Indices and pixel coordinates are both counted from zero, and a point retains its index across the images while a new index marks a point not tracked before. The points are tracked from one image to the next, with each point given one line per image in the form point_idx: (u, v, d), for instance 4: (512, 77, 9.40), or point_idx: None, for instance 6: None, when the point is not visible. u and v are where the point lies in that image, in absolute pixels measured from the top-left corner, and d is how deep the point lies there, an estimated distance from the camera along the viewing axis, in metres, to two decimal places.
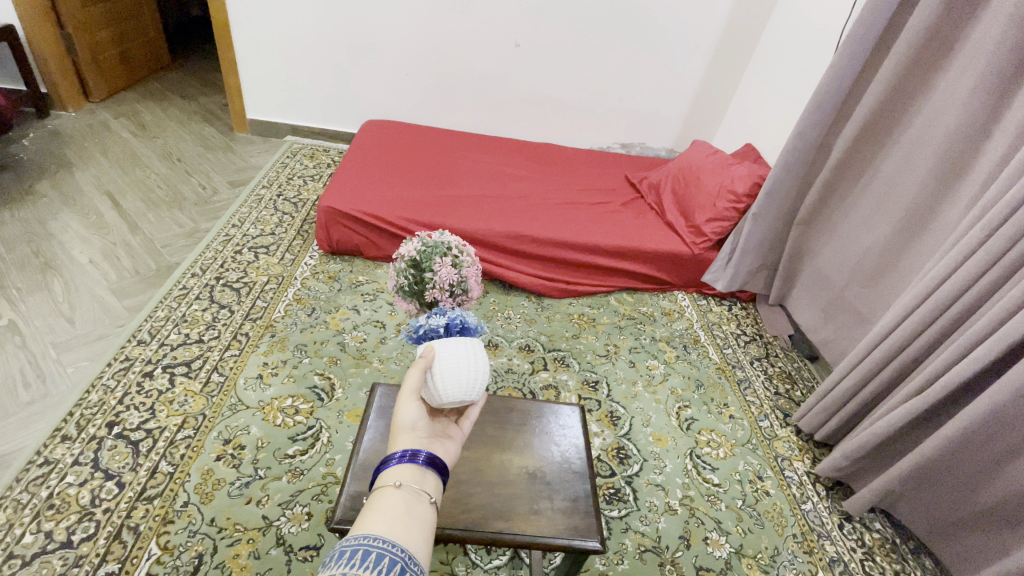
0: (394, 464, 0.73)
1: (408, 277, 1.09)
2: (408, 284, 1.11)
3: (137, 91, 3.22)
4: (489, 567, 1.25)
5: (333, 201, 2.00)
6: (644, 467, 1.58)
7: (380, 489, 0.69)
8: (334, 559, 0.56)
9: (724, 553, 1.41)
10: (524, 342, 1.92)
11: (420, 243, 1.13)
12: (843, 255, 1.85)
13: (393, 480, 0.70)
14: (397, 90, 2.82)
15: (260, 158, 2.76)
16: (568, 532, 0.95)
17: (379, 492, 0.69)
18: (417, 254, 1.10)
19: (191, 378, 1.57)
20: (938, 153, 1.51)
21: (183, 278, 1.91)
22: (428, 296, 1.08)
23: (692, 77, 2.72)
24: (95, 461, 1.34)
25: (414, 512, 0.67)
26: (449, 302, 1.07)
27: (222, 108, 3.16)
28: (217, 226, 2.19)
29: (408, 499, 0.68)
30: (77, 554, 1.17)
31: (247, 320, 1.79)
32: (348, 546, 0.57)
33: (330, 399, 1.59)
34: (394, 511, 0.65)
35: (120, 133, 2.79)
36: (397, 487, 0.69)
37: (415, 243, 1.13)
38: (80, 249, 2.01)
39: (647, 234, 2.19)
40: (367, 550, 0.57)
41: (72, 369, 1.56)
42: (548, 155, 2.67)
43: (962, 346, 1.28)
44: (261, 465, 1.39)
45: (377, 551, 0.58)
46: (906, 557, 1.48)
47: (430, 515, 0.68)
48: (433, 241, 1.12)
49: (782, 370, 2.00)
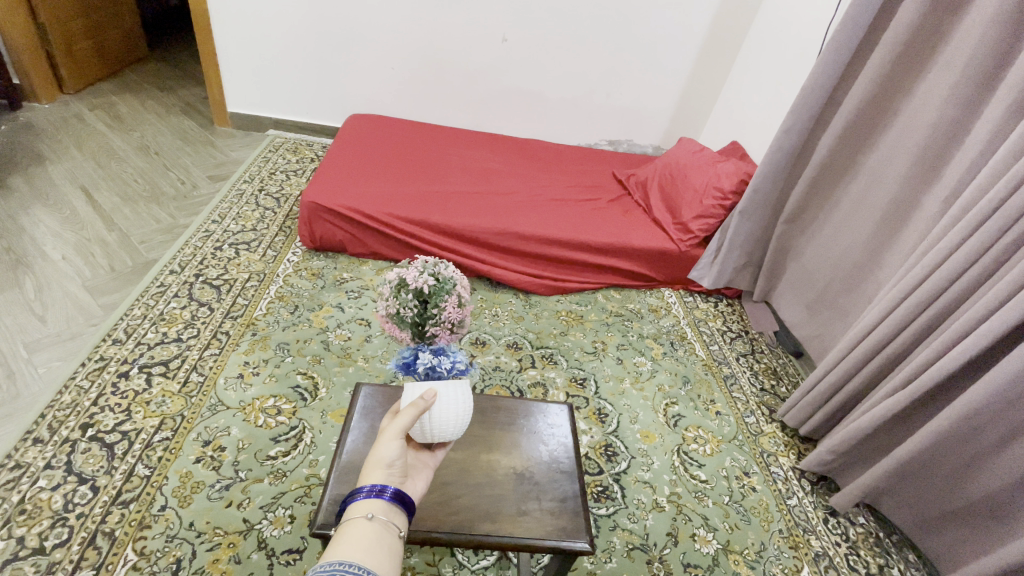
0: (361, 498, 0.70)
1: (415, 311, 1.03)
2: (410, 315, 1.04)
3: (113, 83, 3.12)
4: (476, 568, 1.24)
5: (316, 196, 1.96)
6: (632, 464, 1.58)
7: (350, 519, 0.67)
8: None
9: (711, 549, 1.41)
10: (511, 340, 1.90)
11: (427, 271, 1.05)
12: (827, 252, 1.87)
13: (365, 513, 0.67)
14: (382, 84, 2.78)
15: (241, 152, 2.70)
16: (557, 532, 0.93)
17: (347, 525, 0.66)
18: (426, 286, 1.03)
19: (169, 379, 1.53)
20: (918, 150, 1.53)
21: (161, 275, 1.86)
22: (430, 331, 1.05)
23: (679, 75, 2.73)
24: (68, 464, 1.29)
25: (384, 545, 0.65)
26: (448, 338, 1.07)
27: (201, 101, 3.08)
28: (197, 221, 2.14)
29: (380, 532, 0.66)
30: (50, 561, 1.13)
31: (228, 319, 1.74)
32: None
33: (314, 399, 1.56)
34: (367, 542, 0.64)
35: (94, 125, 2.71)
36: (368, 519, 0.67)
37: (422, 272, 1.04)
38: (53, 245, 1.94)
39: (635, 231, 2.19)
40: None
41: (44, 369, 1.51)
42: (535, 151, 2.65)
43: (946, 342, 1.29)
44: (242, 467, 1.36)
45: None
46: (889, 551, 1.50)
47: (398, 551, 0.67)
48: (442, 274, 1.05)
49: (768, 366, 2.01)
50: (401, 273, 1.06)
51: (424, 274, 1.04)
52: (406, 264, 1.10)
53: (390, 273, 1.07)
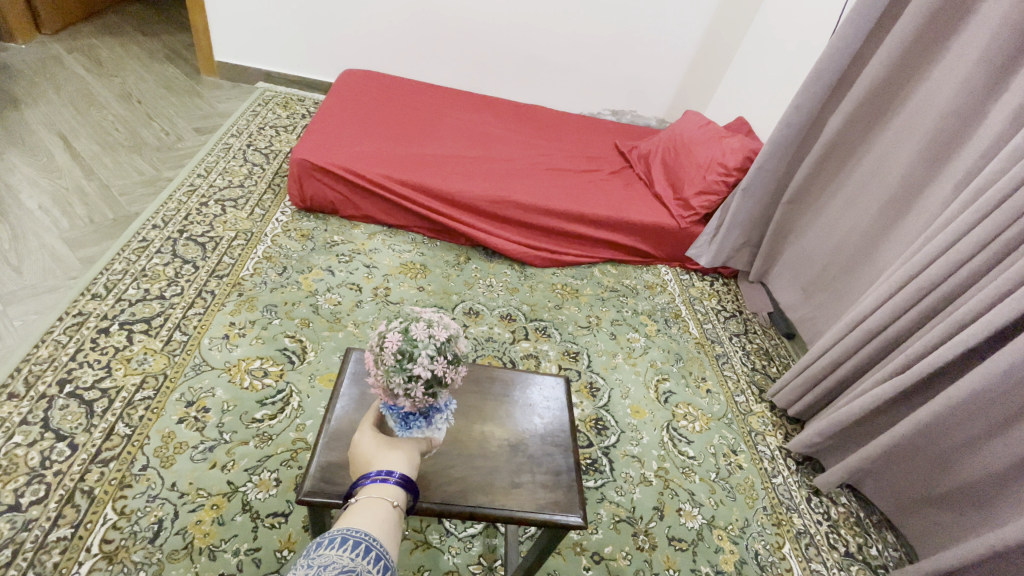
0: (380, 483, 0.71)
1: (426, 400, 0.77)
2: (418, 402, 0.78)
3: (94, 25, 2.95)
4: (463, 536, 1.24)
5: (307, 153, 1.88)
6: (621, 438, 1.58)
7: (372, 497, 0.68)
8: (338, 543, 0.57)
9: (696, 524, 1.42)
10: (505, 311, 1.87)
11: (451, 355, 0.77)
12: (828, 235, 1.84)
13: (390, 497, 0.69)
14: (379, 40, 2.65)
15: (229, 104, 2.58)
16: (550, 506, 0.92)
17: (369, 502, 0.67)
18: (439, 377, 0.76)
19: (151, 337, 1.48)
20: (929, 133, 1.49)
21: (143, 230, 1.78)
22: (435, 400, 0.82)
23: (688, 45, 2.64)
24: (45, 420, 1.25)
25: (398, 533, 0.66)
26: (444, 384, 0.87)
27: (187, 49, 2.93)
28: (181, 175, 2.05)
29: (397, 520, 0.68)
30: (27, 518, 1.10)
31: (213, 278, 1.69)
32: (353, 537, 0.58)
33: (302, 362, 1.53)
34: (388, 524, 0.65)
35: (73, 69, 2.56)
36: (393, 505, 0.68)
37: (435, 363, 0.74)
38: (29, 193, 1.85)
39: (634, 205, 2.14)
40: (371, 547, 0.58)
41: (20, 323, 1.45)
42: (536, 118, 2.57)
43: (944, 331, 1.28)
44: (226, 429, 1.33)
45: (376, 550, 0.58)
46: (869, 530, 1.52)
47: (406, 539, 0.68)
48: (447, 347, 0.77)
49: (760, 347, 2.01)
50: (431, 368, 0.74)
51: (452, 362, 0.77)
52: (389, 337, 0.76)
53: (387, 361, 0.74)
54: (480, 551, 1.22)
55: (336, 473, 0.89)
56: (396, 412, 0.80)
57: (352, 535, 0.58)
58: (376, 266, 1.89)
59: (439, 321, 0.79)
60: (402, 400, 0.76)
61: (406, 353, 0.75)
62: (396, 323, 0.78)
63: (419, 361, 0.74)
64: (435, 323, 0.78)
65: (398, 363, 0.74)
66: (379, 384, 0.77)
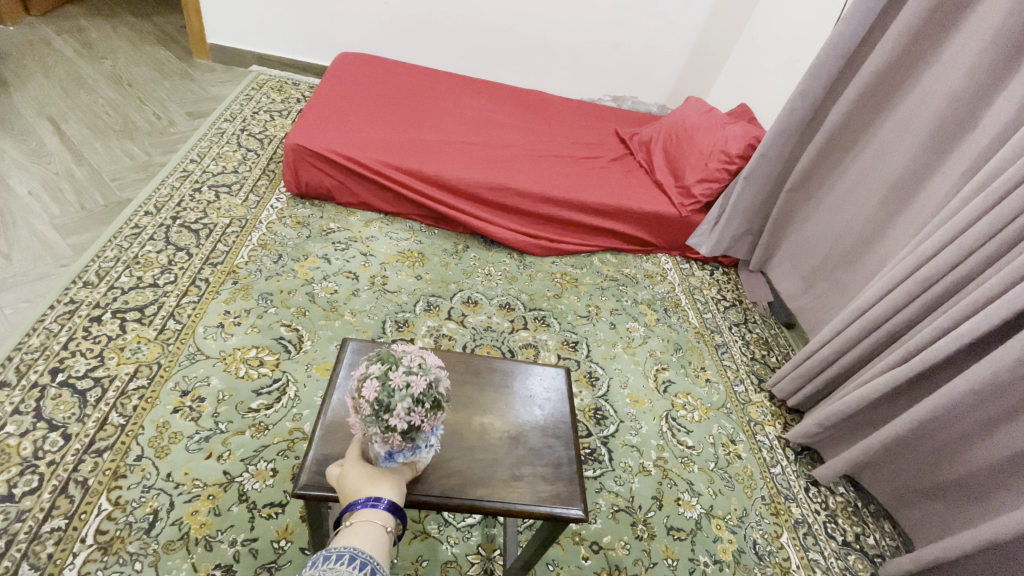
0: (367, 507, 0.74)
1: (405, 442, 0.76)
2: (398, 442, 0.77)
3: (83, 6, 2.87)
4: (461, 526, 1.23)
5: (302, 138, 1.85)
6: (620, 428, 1.57)
7: (366, 518, 0.72)
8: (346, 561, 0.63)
9: (694, 514, 1.42)
10: (504, 300, 1.85)
11: (431, 403, 0.75)
12: (830, 224, 1.82)
13: (382, 522, 0.73)
14: (375, 22, 2.59)
15: (223, 88, 2.52)
16: (550, 499, 0.91)
17: (363, 523, 0.71)
18: (417, 425, 0.74)
19: (145, 325, 1.46)
20: (934, 120, 1.46)
21: (135, 217, 1.75)
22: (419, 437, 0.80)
23: (690, 29, 2.59)
24: (38, 410, 1.24)
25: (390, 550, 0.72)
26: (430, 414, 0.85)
27: (179, 30, 2.86)
28: (174, 160, 2.01)
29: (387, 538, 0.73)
30: (20, 509, 1.09)
31: (207, 265, 1.66)
32: (359, 556, 0.65)
33: (298, 351, 1.51)
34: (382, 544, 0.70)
35: (62, 51, 2.50)
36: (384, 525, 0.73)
37: (411, 413, 0.72)
38: (18, 178, 1.81)
39: (635, 192, 2.11)
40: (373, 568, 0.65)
41: (10, 311, 1.42)
42: (535, 103, 2.53)
43: (947, 323, 1.26)
44: (222, 419, 1.32)
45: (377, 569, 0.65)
46: (866, 520, 1.53)
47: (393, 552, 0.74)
48: (426, 394, 0.74)
49: (759, 337, 2.00)
50: (408, 420, 0.72)
51: (431, 410, 0.75)
52: (368, 383, 0.73)
53: (365, 408, 0.72)
54: (479, 541, 1.22)
55: (333, 465, 0.87)
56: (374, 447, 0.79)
57: (359, 555, 0.64)
58: (373, 254, 1.87)
59: (420, 364, 0.76)
60: (378, 445, 0.75)
61: (383, 402, 0.72)
62: (375, 367, 0.74)
63: (395, 414, 0.71)
64: (416, 370, 0.75)
65: (375, 413, 0.72)
66: (358, 424, 0.76)
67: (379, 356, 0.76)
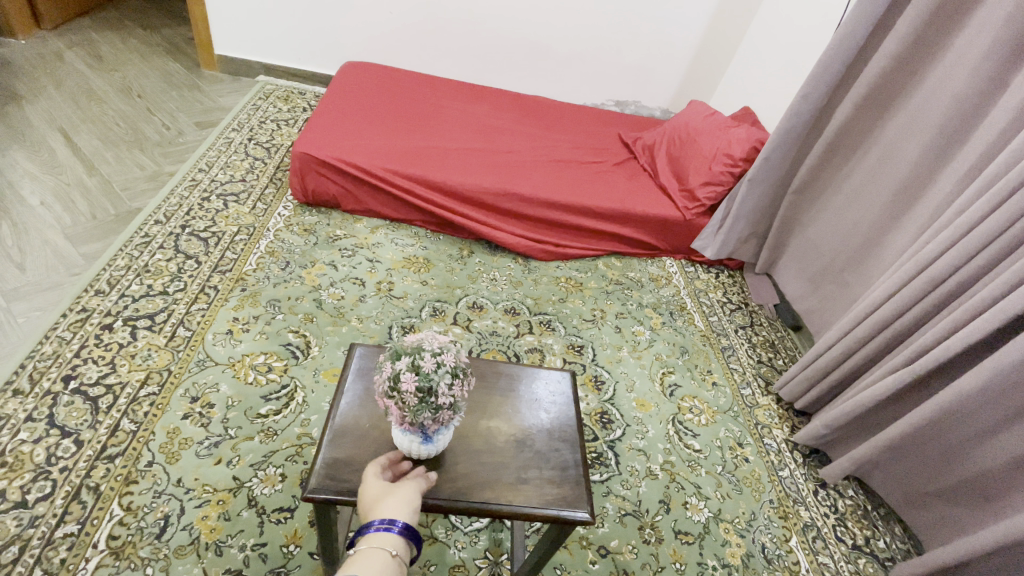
0: (375, 531, 0.73)
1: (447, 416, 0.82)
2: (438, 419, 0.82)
3: (93, 19, 2.92)
4: (469, 530, 1.23)
5: (309, 147, 1.87)
6: (626, 432, 1.57)
7: (372, 545, 0.70)
8: None
9: (702, 517, 1.42)
10: (509, 305, 1.86)
11: (463, 374, 0.81)
12: (836, 226, 1.82)
13: (390, 548, 0.70)
14: (380, 31, 2.63)
15: (230, 98, 2.56)
16: (557, 502, 0.91)
17: (366, 552, 0.69)
18: (457, 398, 0.80)
19: (155, 333, 1.47)
20: (939, 121, 1.46)
21: (145, 226, 1.78)
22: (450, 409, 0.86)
23: (692, 34, 2.61)
24: (50, 417, 1.25)
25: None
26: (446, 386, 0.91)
27: (187, 42, 2.90)
28: (183, 170, 2.04)
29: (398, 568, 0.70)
30: (33, 514, 1.10)
31: (216, 273, 1.68)
32: None
33: (306, 356, 1.52)
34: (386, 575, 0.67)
35: (73, 64, 2.55)
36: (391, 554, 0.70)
37: (452, 388, 0.78)
38: (30, 189, 1.84)
39: (639, 196, 2.12)
40: None
41: (24, 319, 1.45)
42: (539, 109, 2.54)
43: (954, 323, 1.26)
44: (231, 425, 1.33)
45: None
46: (876, 523, 1.51)
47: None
48: (457, 368, 0.79)
49: (766, 340, 1.99)
50: (452, 393, 0.78)
51: (465, 379, 0.81)
52: (403, 378, 0.76)
53: (408, 400, 0.76)
54: (486, 546, 1.22)
55: (341, 469, 0.88)
56: (420, 432, 0.84)
57: None
58: (379, 260, 1.88)
59: (442, 345, 0.80)
60: (430, 425, 0.80)
61: (425, 388, 0.77)
62: (404, 362, 0.77)
63: (441, 393, 0.76)
64: (441, 351, 0.79)
65: (422, 400, 0.76)
66: (402, 418, 0.80)
67: (402, 352, 0.78)
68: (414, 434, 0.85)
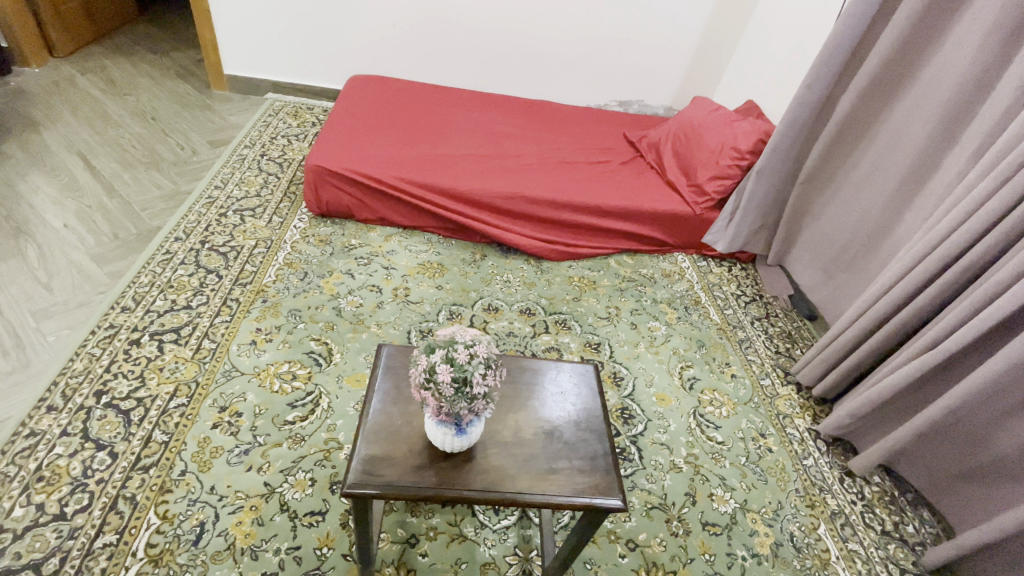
0: None
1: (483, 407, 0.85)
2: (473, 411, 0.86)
3: (105, 46, 3.00)
4: (498, 527, 1.24)
5: (321, 160, 1.91)
6: (648, 426, 1.58)
7: None
8: None
9: (729, 509, 1.42)
10: (524, 306, 1.88)
11: (494, 365, 0.84)
12: (846, 214, 1.82)
13: None
14: (385, 45, 2.68)
15: (241, 116, 2.61)
16: (589, 492, 0.92)
17: None
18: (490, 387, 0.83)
19: (181, 346, 1.51)
20: (944, 102, 1.47)
21: (166, 243, 1.82)
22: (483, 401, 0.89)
23: (692, 32, 2.63)
24: (85, 431, 1.29)
25: None
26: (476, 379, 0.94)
27: (196, 64, 2.97)
28: (199, 187, 2.08)
29: None
30: (72, 526, 1.13)
31: (237, 286, 1.71)
32: None
33: (328, 363, 1.55)
34: None
35: (88, 90, 2.61)
36: None
37: (486, 378, 0.81)
38: (53, 212, 1.89)
39: (647, 193, 2.14)
40: None
41: (54, 337, 1.49)
42: (543, 113, 2.57)
43: (973, 303, 1.26)
44: (260, 432, 1.35)
45: None
46: (905, 509, 1.50)
47: None
48: (490, 359, 0.83)
49: (782, 330, 1.99)
50: (486, 384, 0.81)
51: (496, 370, 0.84)
52: (439, 371, 0.79)
53: (446, 391, 0.79)
54: (516, 542, 1.23)
55: (377, 465, 0.90)
56: (454, 423, 0.87)
57: None
58: (394, 267, 1.91)
59: (472, 338, 0.84)
60: (464, 415, 0.83)
61: (460, 379, 0.80)
62: (438, 355, 0.80)
63: (476, 382, 0.80)
64: (472, 342, 0.82)
65: (457, 391, 0.79)
66: (438, 409, 0.83)
67: (436, 347, 0.82)
68: (448, 426, 0.88)
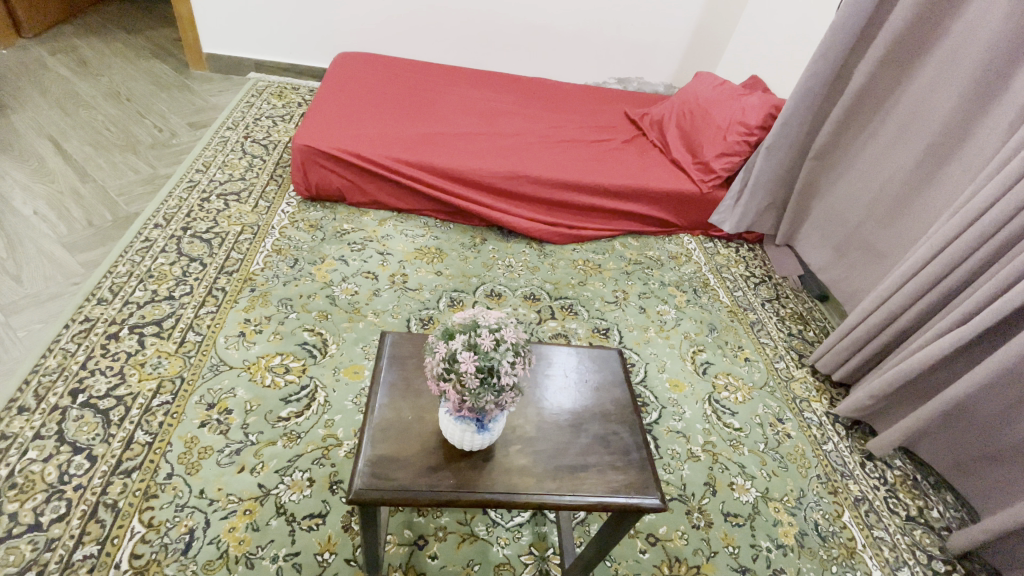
0: None
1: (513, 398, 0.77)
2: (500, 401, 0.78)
3: (75, 26, 2.83)
4: (511, 525, 1.17)
5: (309, 139, 1.79)
6: (663, 414, 1.50)
7: None
8: None
9: (750, 498, 1.35)
10: (528, 291, 1.79)
11: (523, 353, 0.75)
12: (861, 189, 1.75)
13: None
14: (373, 21, 2.54)
15: (222, 97, 2.47)
16: (622, 488, 0.85)
17: None
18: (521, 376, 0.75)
19: (164, 339, 1.40)
20: (974, 68, 1.38)
21: (145, 230, 1.70)
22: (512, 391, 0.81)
23: (692, 6, 2.53)
24: (60, 433, 1.18)
25: None
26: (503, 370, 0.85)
27: (174, 43, 2.81)
28: (179, 171, 1.96)
29: None
30: (48, 538, 1.03)
31: (223, 274, 1.61)
32: None
33: (324, 355, 1.45)
34: None
35: (58, 71, 2.45)
36: None
37: (517, 367, 0.73)
38: (22, 199, 1.76)
39: (652, 172, 2.05)
40: None
41: (25, 333, 1.37)
42: (541, 90, 2.46)
43: (1005, 281, 1.19)
44: (252, 430, 1.26)
45: None
46: (928, 493, 1.45)
47: None
48: (519, 346, 0.74)
49: (794, 311, 1.93)
50: (515, 373, 0.73)
51: (526, 359, 0.76)
52: (464, 363, 0.71)
53: (472, 383, 0.71)
54: (530, 541, 1.15)
55: (386, 467, 0.81)
56: (475, 419, 0.78)
57: None
58: (390, 252, 1.81)
59: (496, 322, 0.75)
60: (489, 410, 0.75)
61: (484, 369, 0.72)
62: (459, 342, 0.72)
63: (503, 373, 0.71)
64: (498, 327, 0.74)
65: (482, 382, 0.71)
66: (459, 403, 0.74)
67: (457, 338, 0.73)
68: (468, 422, 0.80)
